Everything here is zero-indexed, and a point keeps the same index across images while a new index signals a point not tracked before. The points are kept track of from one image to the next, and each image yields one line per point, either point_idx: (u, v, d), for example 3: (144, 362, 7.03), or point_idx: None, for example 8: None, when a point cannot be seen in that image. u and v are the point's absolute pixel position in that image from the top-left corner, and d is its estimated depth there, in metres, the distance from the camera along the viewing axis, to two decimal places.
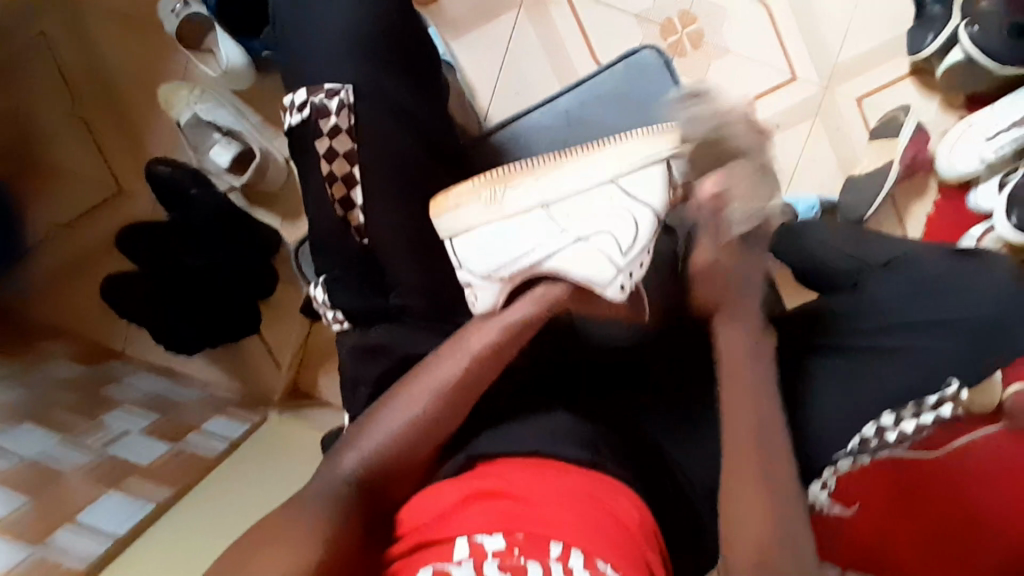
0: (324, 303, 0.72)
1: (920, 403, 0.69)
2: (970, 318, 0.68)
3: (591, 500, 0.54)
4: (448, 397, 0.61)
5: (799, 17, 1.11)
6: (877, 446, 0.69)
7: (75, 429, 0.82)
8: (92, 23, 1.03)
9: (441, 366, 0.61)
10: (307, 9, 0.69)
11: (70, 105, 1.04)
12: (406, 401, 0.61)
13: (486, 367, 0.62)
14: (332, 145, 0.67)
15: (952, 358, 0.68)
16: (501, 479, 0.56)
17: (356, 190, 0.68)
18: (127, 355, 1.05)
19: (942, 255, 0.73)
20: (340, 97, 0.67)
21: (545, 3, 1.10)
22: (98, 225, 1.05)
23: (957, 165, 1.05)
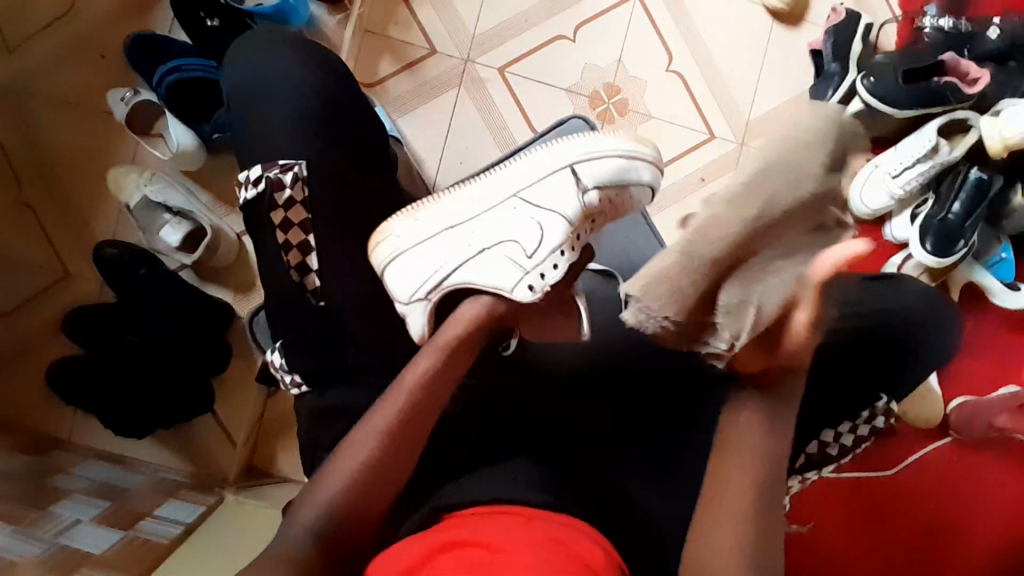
0: (281, 368, 0.70)
1: (855, 418, 0.73)
2: (883, 335, 0.74)
3: (555, 542, 0.55)
4: (390, 440, 0.61)
5: (711, 83, 1.22)
6: (820, 460, 0.73)
7: (24, 519, 0.78)
8: (39, 114, 1.05)
9: (379, 409, 0.62)
10: (254, 90, 0.74)
11: (14, 194, 1.04)
12: (349, 454, 0.61)
13: (428, 396, 0.63)
14: (286, 216, 0.70)
15: (876, 373, 0.73)
16: (467, 531, 0.56)
17: (311, 257, 0.70)
18: (71, 443, 1.01)
19: (855, 282, 0.77)
20: (294, 172, 0.70)
21: (480, 81, 1.19)
22: (40, 311, 1.03)
23: (869, 204, 1.15)
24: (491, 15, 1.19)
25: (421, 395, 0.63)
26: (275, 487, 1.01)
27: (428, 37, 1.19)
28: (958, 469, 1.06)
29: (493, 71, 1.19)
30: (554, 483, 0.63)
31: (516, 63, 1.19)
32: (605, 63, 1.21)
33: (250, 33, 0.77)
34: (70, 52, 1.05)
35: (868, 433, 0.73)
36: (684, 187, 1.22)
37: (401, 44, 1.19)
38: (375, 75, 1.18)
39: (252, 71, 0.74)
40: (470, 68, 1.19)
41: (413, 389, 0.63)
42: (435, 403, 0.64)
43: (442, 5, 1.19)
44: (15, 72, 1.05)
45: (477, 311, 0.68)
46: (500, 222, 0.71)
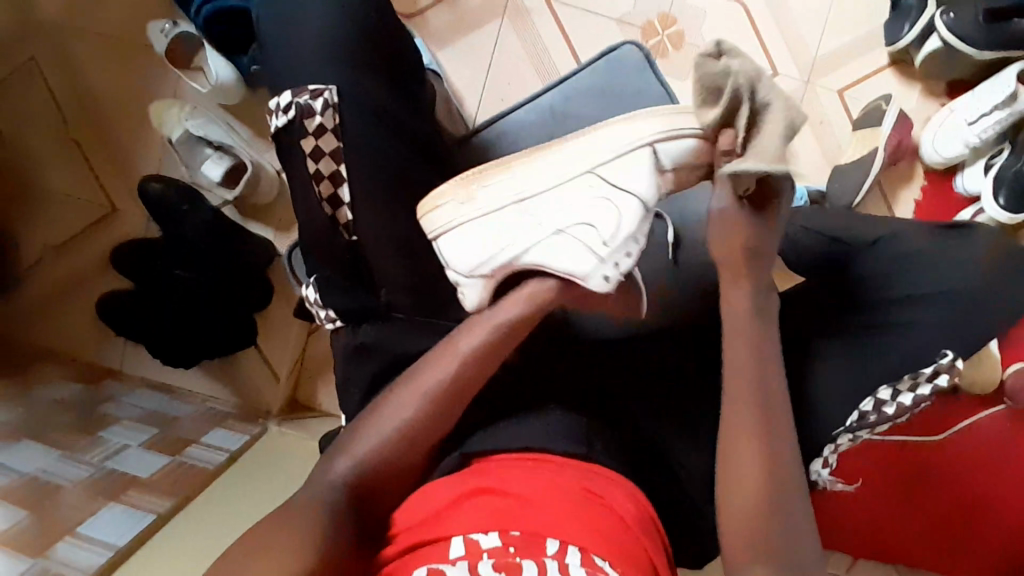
0: (316, 302, 0.69)
1: (916, 374, 0.67)
2: (953, 287, 0.68)
3: (584, 492, 0.54)
4: (436, 401, 0.60)
5: (776, 14, 1.13)
6: (876, 420, 0.68)
7: (73, 445, 0.83)
8: (82, 48, 1.05)
9: (434, 367, 0.61)
10: (286, 15, 0.70)
11: (63, 129, 1.06)
12: (394, 406, 0.61)
13: (479, 363, 0.61)
14: (317, 144, 0.67)
15: (941, 330, 0.67)
16: (498, 476, 0.56)
17: (343, 189, 0.68)
18: (124, 373, 1.05)
19: (923, 231, 0.72)
20: (324, 98, 0.67)
21: (525, 12, 1.12)
22: (92, 246, 1.06)
23: (942, 151, 1.09)
24: None
25: (468, 364, 0.61)
26: (317, 419, 1.04)
27: None
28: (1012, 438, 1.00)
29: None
30: (588, 432, 0.62)
31: None
32: None
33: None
34: None
35: (928, 393, 0.67)
36: None
37: None
38: (414, 6, 1.13)
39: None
40: None
41: (466, 359, 0.61)
42: (486, 371, 0.62)
43: None
44: (58, 4, 1.04)
45: (545, 293, 0.65)
46: (572, 201, 0.65)
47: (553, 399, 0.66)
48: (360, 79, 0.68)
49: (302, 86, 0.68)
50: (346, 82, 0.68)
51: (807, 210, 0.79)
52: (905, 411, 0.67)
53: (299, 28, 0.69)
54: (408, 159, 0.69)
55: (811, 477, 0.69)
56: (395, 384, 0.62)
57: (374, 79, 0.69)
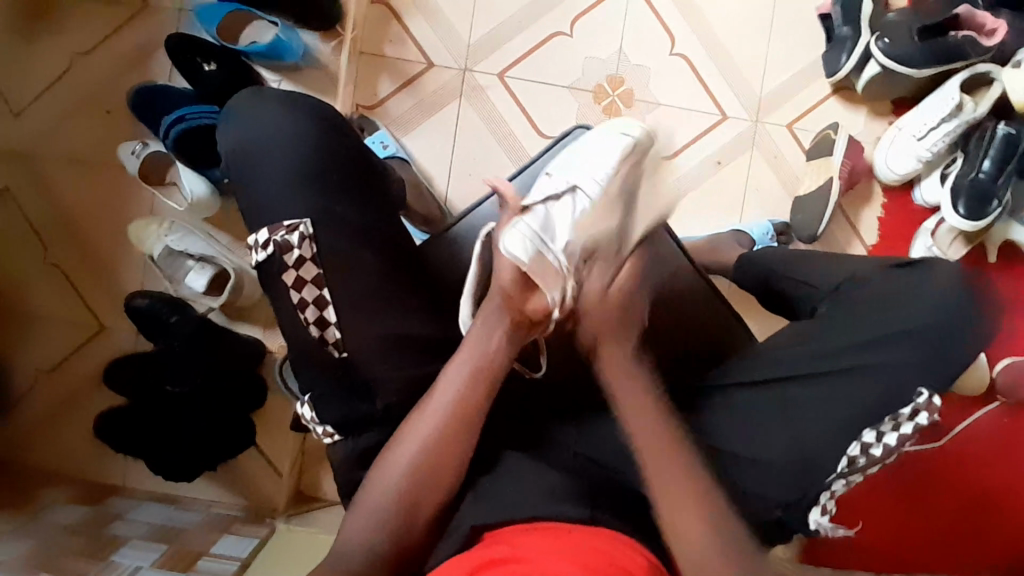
0: (311, 419, 0.71)
1: (896, 416, 0.70)
2: (925, 324, 0.71)
3: (591, 553, 0.55)
4: (430, 455, 0.63)
5: (718, 60, 1.19)
6: (866, 463, 0.70)
7: (89, 570, 0.80)
8: (58, 175, 1.08)
9: (416, 429, 0.63)
10: (252, 145, 0.72)
11: (45, 255, 1.08)
12: (385, 472, 0.63)
13: (464, 402, 0.64)
14: (298, 275, 0.69)
15: (914, 366, 0.70)
16: (511, 548, 0.56)
17: (328, 309, 0.69)
18: (127, 489, 1.05)
19: (874, 275, 0.77)
20: (300, 231, 0.69)
21: (481, 88, 1.17)
22: (85, 364, 1.07)
23: (896, 168, 1.13)
24: (484, 21, 1.17)
25: (452, 410, 0.63)
26: (324, 510, 1.05)
27: (423, 51, 1.17)
28: (1009, 435, 1.04)
29: (493, 77, 1.17)
30: (589, 499, 0.65)
31: (515, 66, 1.17)
32: (605, 55, 1.18)
33: (240, 91, 0.76)
34: (80, 112, 1.08)
35: (911, 431, 0.70)
36: (700, 173, 1.19)
37: (397, 61, 1.16)
38: (375, 97, 1.16)
39: (251, 134, 0.72)
40: (469, 77, 1.17)
41: (455, 406, 0.64)
42: (472, 414, 0.64)
43: (433, 16, 1.17)
44: (30, 137, 1.08)
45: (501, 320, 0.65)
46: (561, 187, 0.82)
47: (548, 478, 0.67)
48: (329, 195, 0.71)
49: (274, 203, 0.71)
50: (317, 203, 0.71)
51: (788, 254, 0.86)
52: (891, 451, 0.70)
53: (265, 154, 0.71)
54: (388, 259, 0.73)
55: (809, 527, 0.70)
56: (386, 449, 0.64)
57: (342, 194, 0.72)
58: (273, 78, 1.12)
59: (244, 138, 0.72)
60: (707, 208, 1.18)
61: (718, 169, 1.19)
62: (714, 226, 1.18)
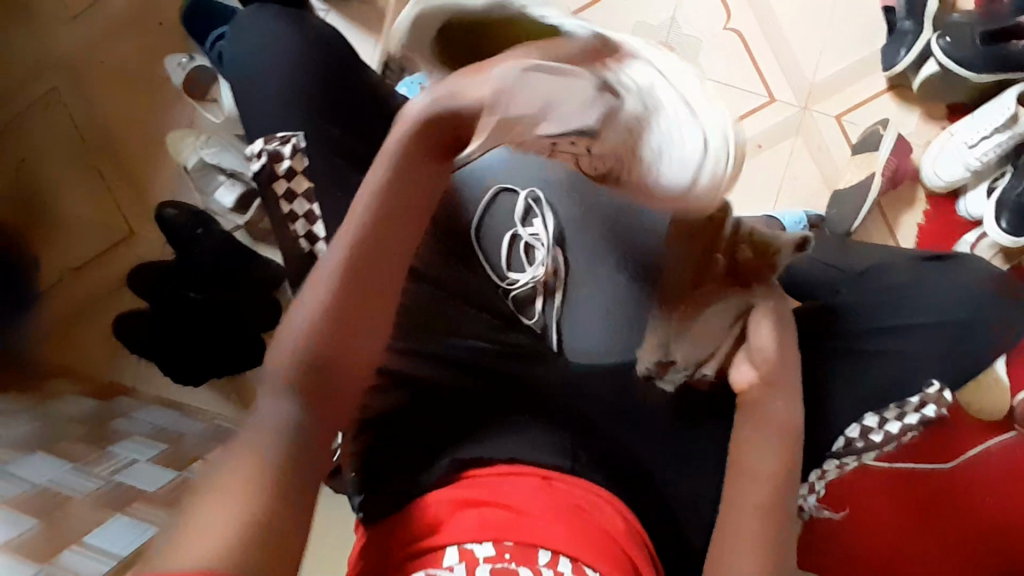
0: None
1: (902, 404, 0.69)
2: (942, 314, 0.70)
3: (573, 509, 0.58)
4: (340, 302, 0.57)
5: (772, 41, 1.15)
6: (862, 447, 0.69)
7: (85, 458, 0.85)
8: (106, 81, 1.11)
9: (320, 274, 0.57)
10: (259, 62, 0.73)
11: (85, 157, 1.11)
12: (290, 328, 0.57)
13: (369, 256, 0.58)
14: (288, 186, 0.70)
15: (932, 355, 0.69)
16: (492, 491, 0.59)
17: (317, 224, 0.70)
18: (137, 390, 1.09)
19: (904, 265, 0.75)
20: (292, 143, 0.70)
21: None
22: (112, 266, 1.11)
23: (942, 174, 1.09)
24: None
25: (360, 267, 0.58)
26: None
27: None
28: None
29: None
30: (573, 449, 0.65)
31: None
32: (657, 21, 1.15)
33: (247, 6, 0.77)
34: (134, 22, 1.11)
35: (916, 422, 0.69)
36: None
37: None
38: None
39: (257, 51, 0.74)
40: None
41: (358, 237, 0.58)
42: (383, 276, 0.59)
43: None
44: (81, 40, 1.11)
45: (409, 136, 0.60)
46: None
47: (533, 420, 0.67)
48: (320, 122, 0.72)
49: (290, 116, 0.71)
50: (330, 121, 0.72)
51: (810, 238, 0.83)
52: (890, 440, 0.70)
53: (271, 71, 0.73)
54: None
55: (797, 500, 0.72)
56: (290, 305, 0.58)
57: (332, 122, 0.72)
58: (322, 7, 1.14)
59: (249, 57, 0.74)
60: (741, 190, 1.15)
61: (757, 153, 1.16)
62: (746, 211, 1.15)
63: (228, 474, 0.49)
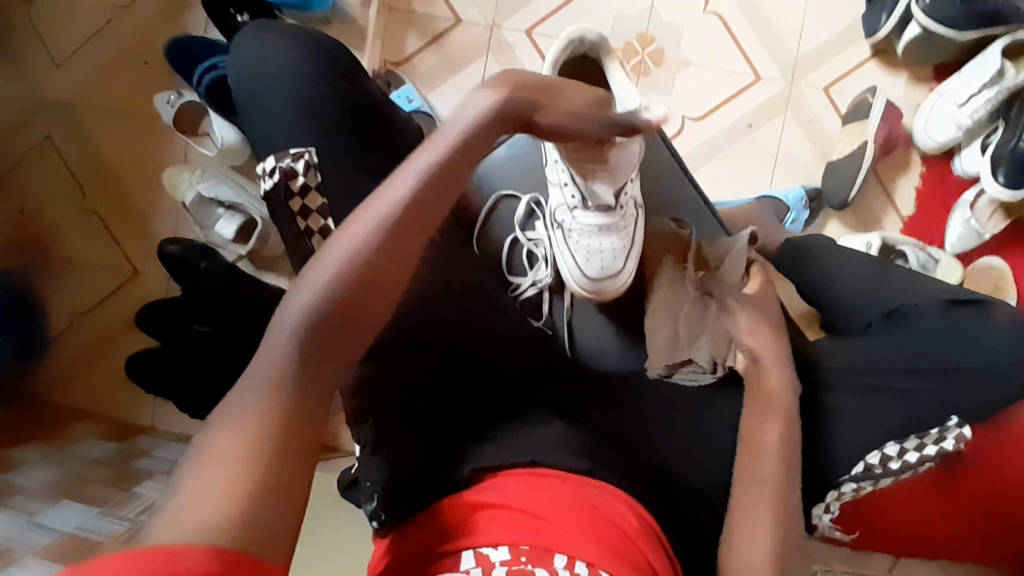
0: None
1: (923, 435, 0.72)
2: (963, 364, 0.72)
3: (588, 508, 0.57)
4: (375, 277, 0.50)
5: (753, 20, 1.16)
6: (881, 473, 0.72)
7: (110, 500, 0.85)
8: (98, 123, 1.12)
9: (357, 227, 0.51)
10: (260, 87, 0.74)
11: (83, 202, 1.12)
12: (307, 287, 0.49)
13: (406, 240, 0.52)
14: (304, 203, 0.72)
15: (952, 402, 0.72)
16: (504, 495, 0.58)
17: (334, 239, 0.71)
18: (156, 429, 1.09)
19: (935, 308, 0.74)
20: (305, 159, 0.72)
21: (509, 46, 1.16)
22: (120, 307, 1.12)
23: (935, 136, 1.09)
24: None
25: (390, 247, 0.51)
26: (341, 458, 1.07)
27: (452, 7, 1.16)
28: None
29: (521, 34, 1.16)
30: (591, 448, 0.64)
31: (544, 23, 1.16)
32: (637, 12, 1.16)
33: (248, 27, 0.78)
34: (119, 63, 1.11)
35: (935, 453, 0.72)
36: (730, 135, 1.16)
37: (425, 17, 1.17)
38: (403, 53, 1.17)
39: (258, 74, 0.75)
40: (497, 34, 1.16)
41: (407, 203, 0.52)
42: (413, 259, 0.53)
43: None
44: (70, 84, 1.12)
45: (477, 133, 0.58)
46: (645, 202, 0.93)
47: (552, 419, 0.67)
48: (326, 130, 0.73)
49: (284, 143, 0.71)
50: (326, 143, 0.73)
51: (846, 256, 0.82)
52: (910, 468, 0.72)
53: (272, 94, 0.74)
54: None
55: (811, 519, 0.76)
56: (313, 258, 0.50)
57: (340, 128, 0.73)
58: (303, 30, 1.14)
59: (251, 80, 0.75)
60: (736, 171, 1.16)
61: (749, 132, 1.16)
62: (743, 191, 1.16)
63: (224, 447, 0.42)
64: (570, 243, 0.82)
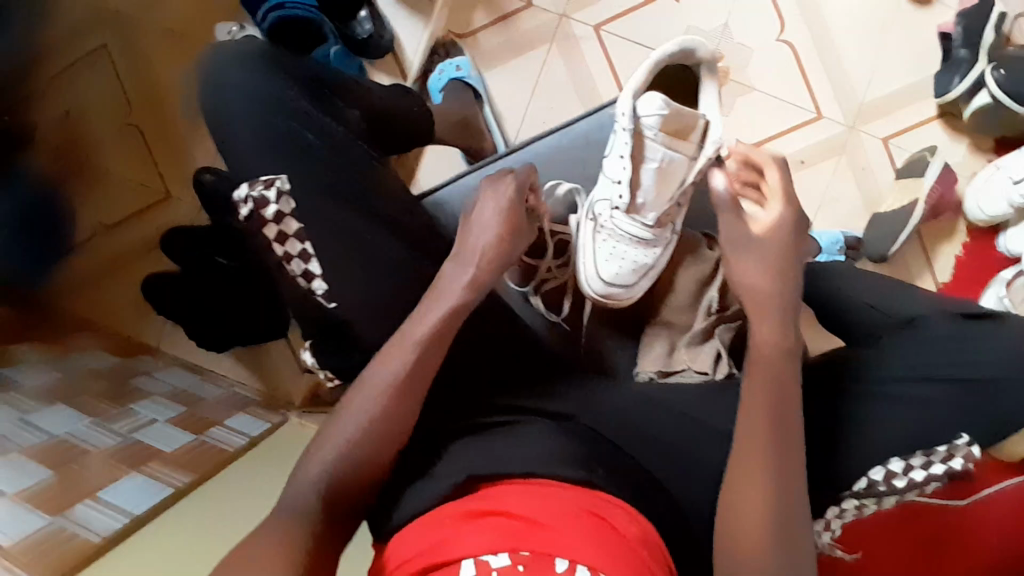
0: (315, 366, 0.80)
1: (930, 452, 0.68)
2: (980, 374, 0.69)
3: (589, 514, 0.55)
4: (400, 395, 0.60)
5: (825, 57, 1.13)
6: (883, 491, 0.68)
7: (103, 413, 0.86)
8: (157, 43, 1.12)
9: (387, 355, 0.62)
10: (235, 120, 0.72)
11: (130, 115, 1.13)
12: (346, 419, 0.60)
13: (428, 353, 0.62)
14: (279, 229, 0.70)
15: (965, 416, 0.68)
16: (503, 502, 0.56)
17: (313, 262, 0.70)
18: (160, 351, 1.11)
19: (946, 318, 0.73)
20: (277, 186, 0.70)
21: (574, 38, 1.14)
22: (147, 226, 1.13)
23: (984, 209, 1.06)
24: None
25: (421, 348, 0.62)
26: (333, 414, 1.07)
27: None
28: None
29: (588, 28, 1.14)
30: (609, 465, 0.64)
31: (613, 22, 1.14)
32: (709, 27, 1.14)
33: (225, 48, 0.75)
34: None
35: (942, 473, 0.67)
36: None
37: None
38: (468, 26, 1.15)
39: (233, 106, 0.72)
40: (564, 24, 1.14)
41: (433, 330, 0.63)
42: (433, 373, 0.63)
43: None
44: None
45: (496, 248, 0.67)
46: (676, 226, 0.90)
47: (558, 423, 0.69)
48: (313, 165, 0.71)
49: None
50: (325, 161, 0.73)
51: (860, 273, 0.80)
52: (915, 487, 0.68)
53: (246, 129, 0.71)
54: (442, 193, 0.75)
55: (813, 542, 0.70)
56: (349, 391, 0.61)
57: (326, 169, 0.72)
58: None
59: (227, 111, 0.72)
60: None
61: (799, 169, 1.14)
62: None
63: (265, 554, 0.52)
64: (596, 240, 0.83)
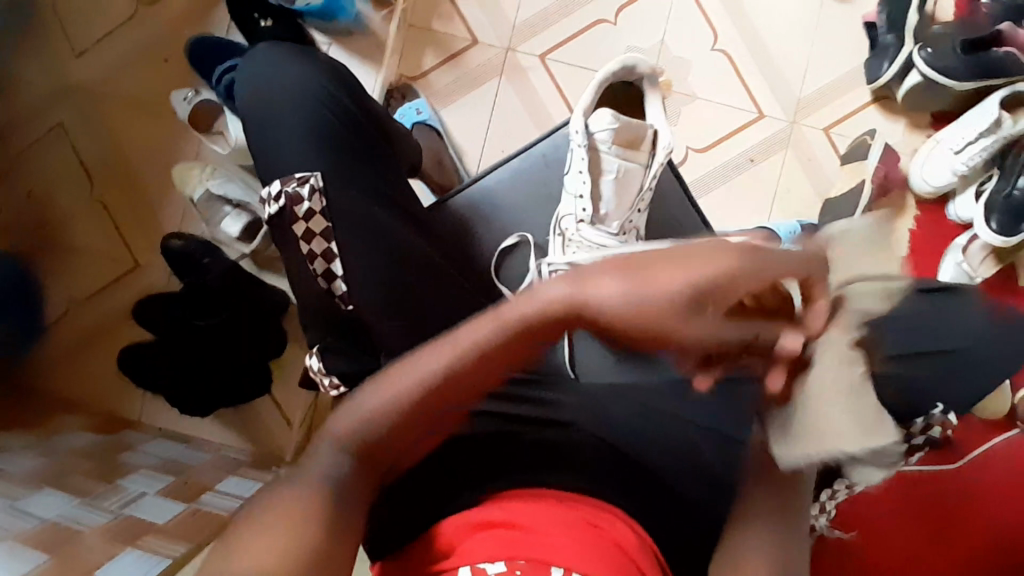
0: (320, 372, 0.75)
1: None
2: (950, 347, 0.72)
3: (590, 525, 0.55)
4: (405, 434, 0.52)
5: (759, 60, 1.20)
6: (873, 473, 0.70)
7: (92, 491, 0.83)
8: (112, 116, 1.13)
9: (394, 389, 0.51)
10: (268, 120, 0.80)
11: (90, 190, 1.12)
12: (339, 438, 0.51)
13: (439, 405, 0.51)
14: (307, 227, 0.76)
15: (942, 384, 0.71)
16: (513, 510, 0.56)
17: (335, 263, 0.76)
18: (142, 423, 1.08)
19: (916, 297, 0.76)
20: (311, 184, 0.76)
21: (521, 68, 1.19)
22: (117, 298, 1.11)
23: (930, 180, 1.12)
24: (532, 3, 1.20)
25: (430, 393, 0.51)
26: None
27: (469, 27, 1.20)
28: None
29: (534, 58, 1.19)
30: (613, 469, 0.65)
31: (558, 50, 1.19)
32: (647, 45, 1.20)
33: (264, 50, 0.84)
34: (138, 57, 1.13)
35: None
36: (732, 168, 1.19)
37: (443, 36, 1.20)
38: (419, 69, 1.20)
39: (266, 105, 0.80)
40: (511, 57, 1.19)
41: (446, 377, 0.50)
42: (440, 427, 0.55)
43: None
44: (89, 74, 1.13)
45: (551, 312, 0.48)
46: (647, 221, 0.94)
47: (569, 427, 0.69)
48: (335, 159, 0.78)
49: None
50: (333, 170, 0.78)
51: None
52: None
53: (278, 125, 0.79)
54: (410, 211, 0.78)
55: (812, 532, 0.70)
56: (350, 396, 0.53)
57: (344, 160, 0.78)
58: (323, 40, 1.17)
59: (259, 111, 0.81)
60: (733, 206, 1.18)
61: (751, 166, 1.19)
62: (745, 222, 1.18)
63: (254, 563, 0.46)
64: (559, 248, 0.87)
